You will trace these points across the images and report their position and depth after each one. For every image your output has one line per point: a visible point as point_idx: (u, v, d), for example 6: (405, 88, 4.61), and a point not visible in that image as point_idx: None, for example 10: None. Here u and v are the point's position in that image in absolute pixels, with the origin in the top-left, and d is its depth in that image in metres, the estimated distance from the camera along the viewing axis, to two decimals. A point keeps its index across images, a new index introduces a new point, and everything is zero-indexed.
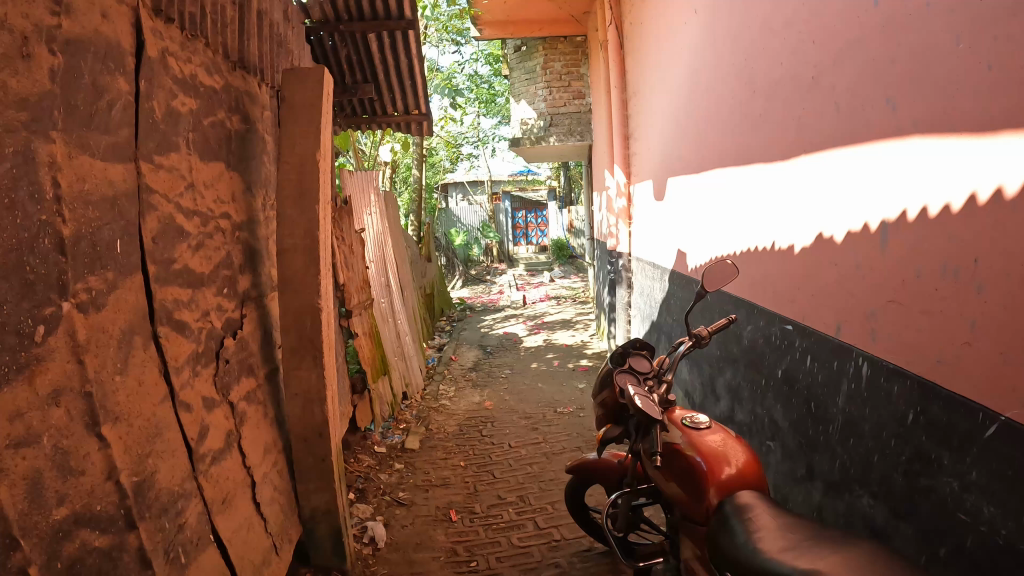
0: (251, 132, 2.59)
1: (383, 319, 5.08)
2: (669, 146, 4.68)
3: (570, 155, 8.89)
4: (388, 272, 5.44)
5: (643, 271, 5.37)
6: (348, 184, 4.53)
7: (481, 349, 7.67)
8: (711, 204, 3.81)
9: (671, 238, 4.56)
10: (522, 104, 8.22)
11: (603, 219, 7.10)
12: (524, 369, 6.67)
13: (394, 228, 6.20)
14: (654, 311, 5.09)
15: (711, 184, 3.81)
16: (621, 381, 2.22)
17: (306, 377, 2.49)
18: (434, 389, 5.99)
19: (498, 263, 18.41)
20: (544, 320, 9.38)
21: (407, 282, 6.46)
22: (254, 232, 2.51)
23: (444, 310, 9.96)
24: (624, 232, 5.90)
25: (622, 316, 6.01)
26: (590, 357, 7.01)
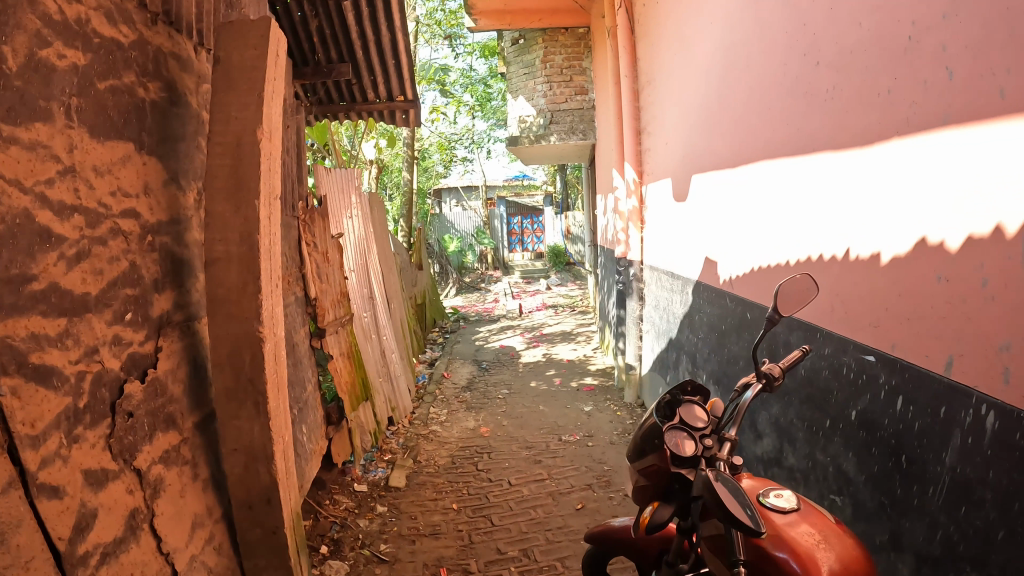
0: (179, 104, 1.98)
1: (364, 337, 4.46)
2: (694, 139, 4.05)
3: (570, 156, 8.29)
4: (371, 282, 4.81)
5: (659, 282, 4.75)
6: (323, 183, 3.91)
7: (476, 364, 7.04)
8: (753, 204, 3.20)
9: (698, 244, 3.93)
10: (519, 101, 7.54)
11: (608, 223, 6.49)
12: (523, 389, 6.04)
13: (379, 234, 5.57)
14: (673, 327, 4.48)
15: (753, 180, 3.20)
16: (674, 442, 1.66)
17: (245, 427, 1.87)
18: (424, 412, 5.37)
19: (493, 271, 17.80)
20: (543, 332, 8.77)
21: (395, 292, 5.84)
22: (180, 235, 1.90)
23: (436, 322, 9.33)
24: (635, 238, 5.26)
25: (633, 331, 5.39)
26: (595, 375, 6.38)
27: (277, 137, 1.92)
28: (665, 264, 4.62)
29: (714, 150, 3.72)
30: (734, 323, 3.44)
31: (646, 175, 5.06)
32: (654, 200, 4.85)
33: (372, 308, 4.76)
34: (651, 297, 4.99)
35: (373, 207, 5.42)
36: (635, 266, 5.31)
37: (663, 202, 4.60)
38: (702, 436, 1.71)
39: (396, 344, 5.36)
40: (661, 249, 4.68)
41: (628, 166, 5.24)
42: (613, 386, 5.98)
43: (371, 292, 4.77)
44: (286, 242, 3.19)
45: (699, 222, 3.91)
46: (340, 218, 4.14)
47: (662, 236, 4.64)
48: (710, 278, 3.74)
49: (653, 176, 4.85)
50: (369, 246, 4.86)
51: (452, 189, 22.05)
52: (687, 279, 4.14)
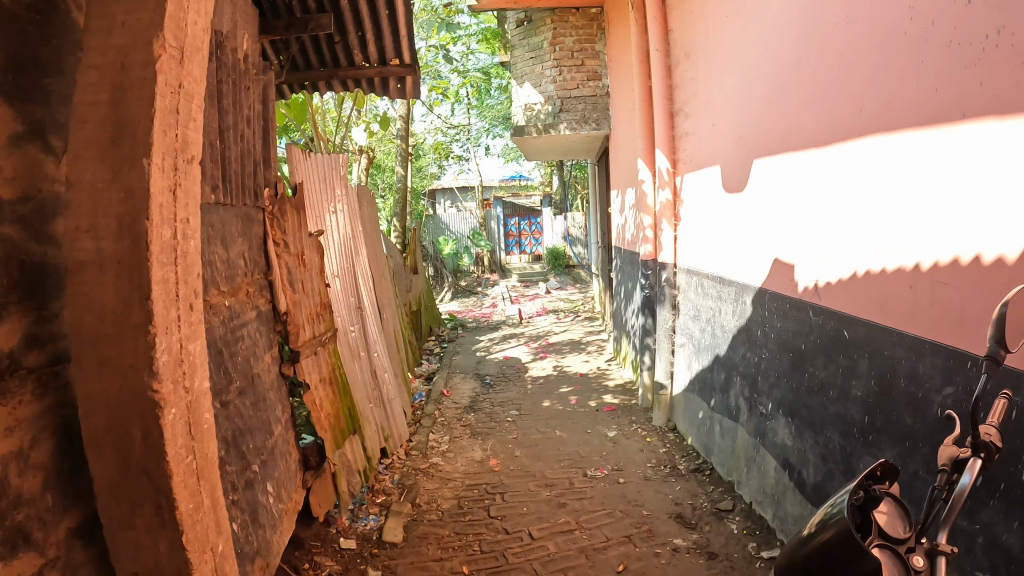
0: (44, 16, 1.27)
1: (350, 356, 3.68)
2: (752, 115, 3.26)
3: (578, 148, 7.55)
4: (359, 289, 4.05)
5: (700, 288, 3.97)
6: (298, 168, 3.17)
7: (478, 378, 6.24)
8: (855, 191, 2.44)
9: (762, 243, 3.15)
10: (525, 87, 6.72)
11: (629, 219, 5.73)
12: (534, 408, 5.25)
13: (369, 234, 4.76)
14: (719, 343, 3.72)
15: (853, 158, 2.43)
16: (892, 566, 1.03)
17: (146, 539, 1.24)
18: (423, 439, 4.62)
19: (490, 274, 17.02)
20: (549, 340, 7.98)
21: (388, 299, 5.08)
22: (30, 220, 1.21)
23: (432, 329, 8.57)
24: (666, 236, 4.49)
25: (664, 343, 4.61)
26: (615, 391, 5.62)
27: (182, 72, 1.22)
28: (708, 267, 3.84)
29: (784, 126, 2.94)
30: (823, 339, 2.68)
31: (681, 164, 4.26)
32: (692, 192, 4.09)
33: (361, 321, 3.98)
34: (687, 305, 4.21)
35: (362, 202, 4.63)
36: (668, 270, 4.50)
37: (708, 194, 3.80)
38: (912, 552, 1.06)
39: (389, 361, 4.57)
40: (703, 249, 3.90)
41: (659, 153, 4.43)
42: (636, 405, 5.21)
43: (358, 300, 3.98)
44: (245, 241, 2.46)
45: (764, 215, 3.13)
46: (320, 213, 3.42)
47: (705, 234, 3.85)
48: (780, 281, 2.98)
49: (692, 165, 4.05)
50: (354, 247, 4.06)
51: (447, 189, 21.20)
52: (741, 287, 3.37)
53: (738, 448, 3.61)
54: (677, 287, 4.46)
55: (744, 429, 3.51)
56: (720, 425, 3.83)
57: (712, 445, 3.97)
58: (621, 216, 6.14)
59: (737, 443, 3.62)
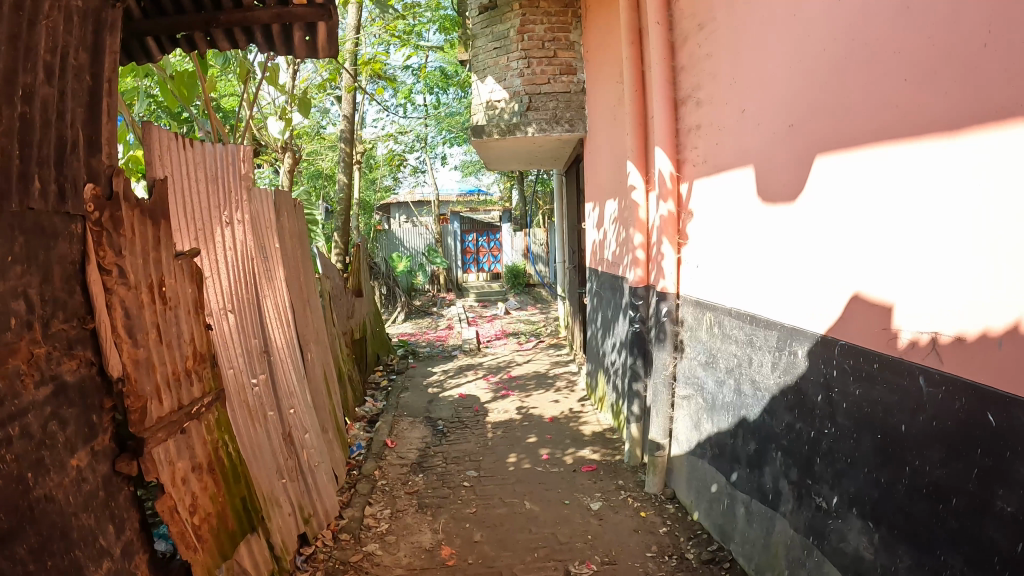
0: None
1: (244, 420, 2.68)
2: (813, 95, 2.36)
3: (543, 155, 6.63)
4: (268, 327, 3.06)
5: (720, 329, 3.05)
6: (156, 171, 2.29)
7: (429, 424, 5.19)
8: (987, 203, 1.68)
9: (834, 271, 2.24)
10: (487, 82, 5.76)
11: (610, 234, 4.80)
12: (497, 467, 4.27)
13: (292, 252, 3.73)
14: (750, 405, 2.80)
15: (996, 153, 1.64)
16: None
17: None
18: (357, 513, 3.62)
19: (446, 293, 16.01)
20: (511, 373, 6.97)
21: (317, 332, 4.08)
22: None
23: (379, 359, 7.56)
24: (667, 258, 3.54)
25: (661, 395, 3.67)
26: (593, 442, 4.67)
27: None
28: (734, 303, 2.90)
29: (875, 108, 2.06)
30: (957, 425, 1.80)
31: (690, 167, 3.35)
32: (704, 203, 3.20)
33: (268, 370, 2.98)
34: (700, 349, 3.29)
35: (281, 211, 3.61)
36: (668, 301, 3.56)
37: (735, 207, 2.89)
38: None
39: (312, 417, 3.56)
40: (724, 280, 2.98)
41: (658, 152, 3.51)
42: (622, 464, 4.26)
43: (264, 340, 2.97)
44: (24, 270, 1.51)
45: (838, 235, 2.24)
46: (190, 226, 2.44)
47: (727, 260, 2.95)
48: (872, 327, 2.08)
49: (708, 168, 3.14)
50: (260, 273, 3.04)
51: (400, 202, 20.10)
52: (794, 334, 2.45)
53: (777, 543, 2.69)
54: (681, 323, 3.52)
55: (786, 520, 2.63)
56: (746, 508, 2.94)
57: (732, 531, 3.06)
58: (600, 234, 5.16)
59: (775, 535, 2.71)
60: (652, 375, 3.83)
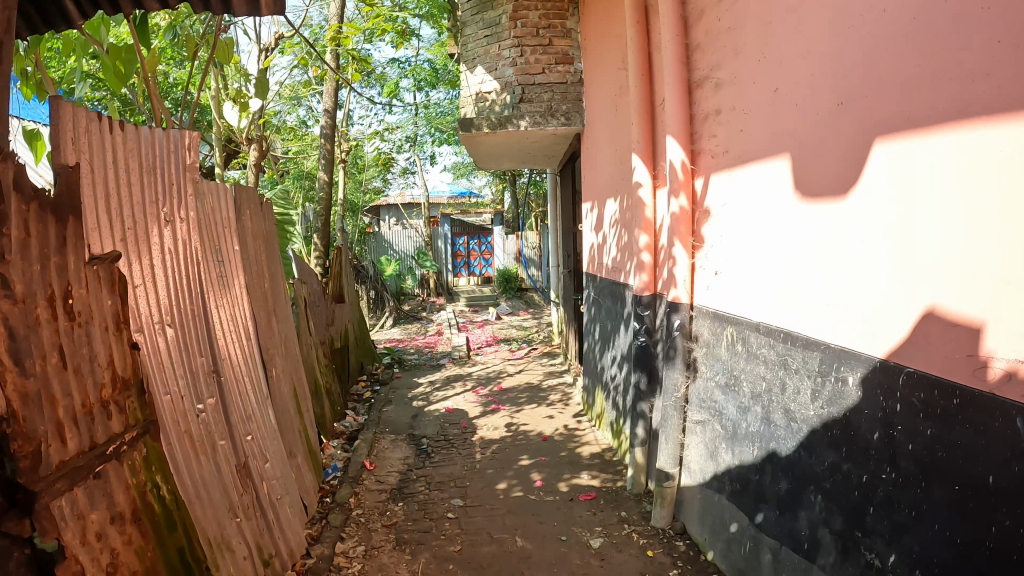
0: None
1: (192, 452, 2.30)
2: (879, 68, 1.96)
3: (537, 151, 6.20)
4: (222, 344, 2.65)
5: (747, 348, 2.71)
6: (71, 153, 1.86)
7: (412, 443, 4.77)
8: None
9: (904, 282, 1.89)
10: (478, 72, 5.35)
11: (611, 237, 4.39)
12: (487, 494, 3.85)
13: (255, 256, 3.29)
14: (782, 437, 2.57)
15: None
16: None
17: None
18: (326, 551, 3.19)
19: (436, 297, 15.57)
20: (502, 384, 6.55)
21: (286, 345, 3.66)
22: None
23: (362, 368, 7.12)
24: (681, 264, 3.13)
25: (670, 418, 3.29)
26: (593, 464, 4.26)
27: None
28: (776, 317, 2.52)
29: (958, 80, 1.66)
30: None
31: (711, 160, 2.96)
32: (729, 204, 2.83)
33: (221, 392, 2.58)
34: (720, 368, 2.93)
35: (241, 209, 3.17)
36: (680, 313, 3.16)
37: (774, 205, 2.52)
38: None
39: (277, 442, 3.15)
40: (755, 290, 2.64)
41: (671, 141, 3.11)
42: (624, 492, 3.86)
43: (217, 358, 2.57)
44: None
45: (909, 239, 1.88)
46: (117, 222, 2.03)
47: (760, 268, 2.61)
48: (949, 348, 1.73)
49: (735, 160, 2.76)
50: (212, 279, 2.63)
51: (390, 203, 19.63)
52: (852, 355, 2.12)
53: None
54: (696, 338, 3.12)
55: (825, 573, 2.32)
56: (774, 555, 2.61)
57: None
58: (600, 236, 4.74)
59: None
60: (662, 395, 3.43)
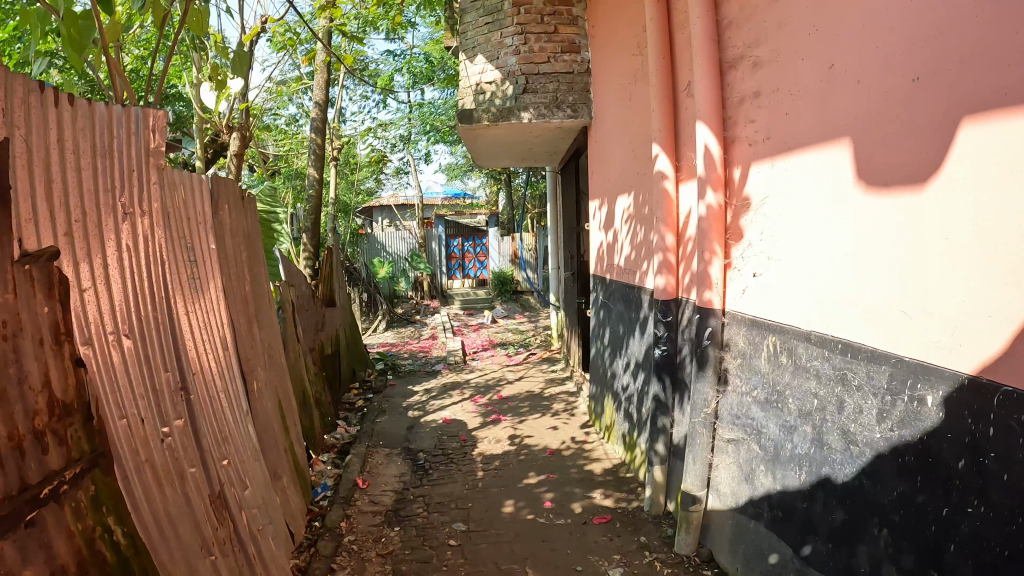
0: None
1: (153, 483, 1.96)
2: (969, 30, 1.66)
3: (540, 147, 5.87)
4: (190, 355, 2.34)
5: (797, 361, 2.44)
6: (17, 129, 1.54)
7: (409, 457, 4.44)
8: None
9: (1009, 285, 1.59)
10: (478, 61, 5.02)
11: (624, 236, 4.07)
12: (491, 517, 3.53)
13: (236, 256, 2.97)
14: (838, 462, 2.31)
15: None
16: None
17: None
18: None
19: (430, 300, 15.22)
20: (502, 392, 6.22)
21: (272, 354, 3.35)
22: None
23: (355, 376, 6.78)
24: (715, 264, 2.84)
25: (700, 436, 3.01)
26: (606, 482, 3.95)
27: None
28: (836, 325, 2.25)
29: None
30: None
31: (749, 149, 2.70)
32: (775, 199, 2.54)
33: (188, 412, 2.25)
34: (760, 382, 2.65)
35: (220, 204, 2.85)
36: (713, 320, 2.87)
37: (835, 198, 2.25)
38: None
39: (259, 464, 2.82)
40: (810, 295, 2.36)
41: (700, 128, 2.85)
42: (641, 513, 3.54)
43: (180, 372, 2.24)
44: None
45: (1004, 234, 1.60)
46: (60, 213, 1.69)
47: (817, 270, 2.33)
48: None
49: (787, 149, 2.48)
50: (173, 284, 2.29)
51: (383, 204, 19.23)
52: (933, 372, 1.84)
53: None
54: (728, 347, 2.83)
55: None
56: None
57: None
58: (610, 235, 4.42)
59: None
60: (687, 410, 3.15)
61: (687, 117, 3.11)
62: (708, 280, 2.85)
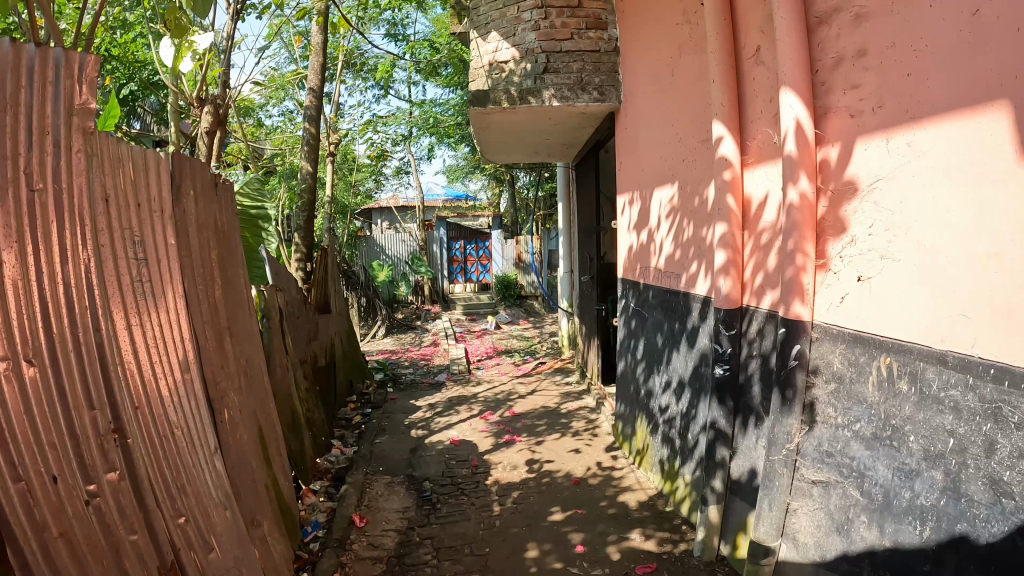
0: None
1: (72, 567, 1.54)
2: None
3: (556, 137, 5.29)
4: (129, 385, 1.82)
5: (925, 390, 1.88)
6: None
7: (413, 487, 3.88)
8: None
9: None
10: (490, 39, 4.47)
11: (664, 233, 3.52)
12: (514, 565, 2.97)
13: (203, 254, 2.40)
14: (980, 520, 1.73)
15: None
16: None
17: None
18: None
19: (431, 305, 14.66)
20: (514, 408, 5.66)
21: (250, 372, 2.79)
22: None
23: (352, 389, 6.21)
24: (806, 267, 2.29)
25: (778, 477, 2.46)
26: (644, 519, 3.38)
27: None
28: (979, 345, 1.70)
29: None
30: None
31: (851, 121, 2.16)
32: (894, 181, 1.99)
33: (124, 463, 1.76)
34: (867, 415, 2.11)
35: (180, 189, 2.28)
36: (804, 337, 2.33)
37: (981, 176, 1.69)
38: None
39: (230, 513, 2.26)
40: (944, 305, 1.80)
41: (786, 96, 2.31)
42: (690, 560, 2.97)
43: (111, 412, 1.73)
44: None
45: None
46: None
47: (956, 272, 1.77)
48: None
49: (909, 119, 1.92)
50: (99, 297, 1.74)
51: (382, 204, 18.66)
52: None
53: None
54: (822, 372, 2.29)
55: None
56: None
57: None
58: (645, 234, 3.87)
59: None
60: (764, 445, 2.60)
61: (758, 88, 2.58)
62: (800, 287, 2.32)
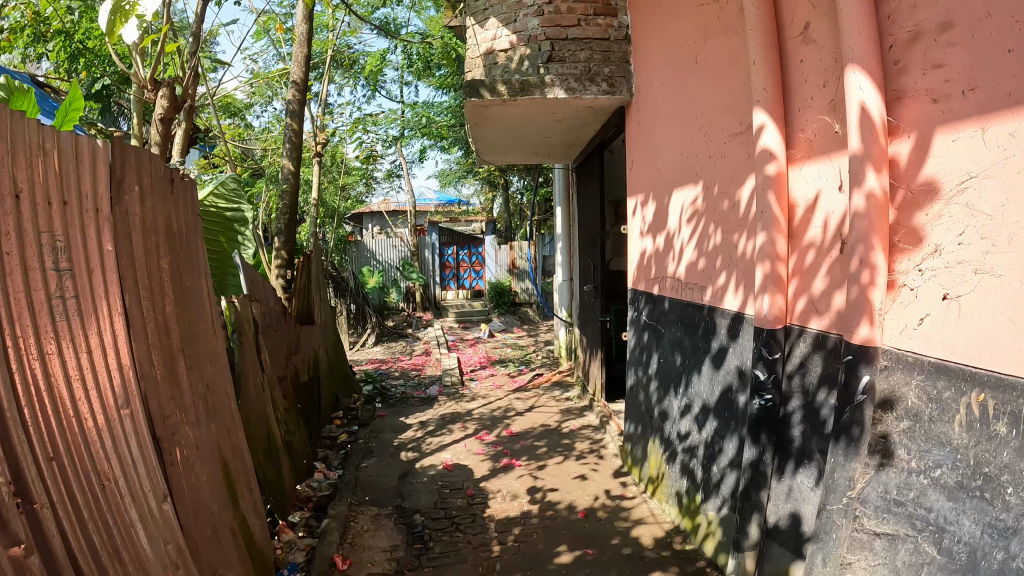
0: None
1: None
2: None
3: (558, 134, 4.93)
4: (36, 432, 1.45)
5: None
6: None
7: (403, 521, 3.49)
8: None
9: None
10: (489, 26, 4.12)
11: (687, 237, 3.14)
12: None
13: (152, 263, 2.01)
14: None
15: None
16: None
17: None
18: None
19: (422, 312, 14.27)
20: (512, 427, 5.27)
21: (214, 399, 2.39)
22: None
23: (338, 404, 5.82)
24: (878, 281, 1.92)
25: (836, 528, 2.09)
26: (664, 560, 3.01)
27: None
28: None
29: None
30: None
31: (934, 107, 1.80)
32: (993, 177, 1.62)
33: (33, 532, 1.39)
34: (951, 460, 1.74)
35: (124, 183, 1.90)
36: (874, 365, 1.96)
37: None
38: None
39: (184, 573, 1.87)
40: None
41: (853, 76, 1.94)
42: None
43: (8, 471, 1.36)
44: None
45: None
46: None
47: None
48: None
49: (1011, 103, 1.56)
50: None
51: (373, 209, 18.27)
52: None
53: None
54: (894, 406, 1.92)
55: None
56: None
57: None
58: (662, 240, 3.50)
59: None
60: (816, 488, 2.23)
61: (809, 73, 2.24)
62: (869, 304, 1.95)
